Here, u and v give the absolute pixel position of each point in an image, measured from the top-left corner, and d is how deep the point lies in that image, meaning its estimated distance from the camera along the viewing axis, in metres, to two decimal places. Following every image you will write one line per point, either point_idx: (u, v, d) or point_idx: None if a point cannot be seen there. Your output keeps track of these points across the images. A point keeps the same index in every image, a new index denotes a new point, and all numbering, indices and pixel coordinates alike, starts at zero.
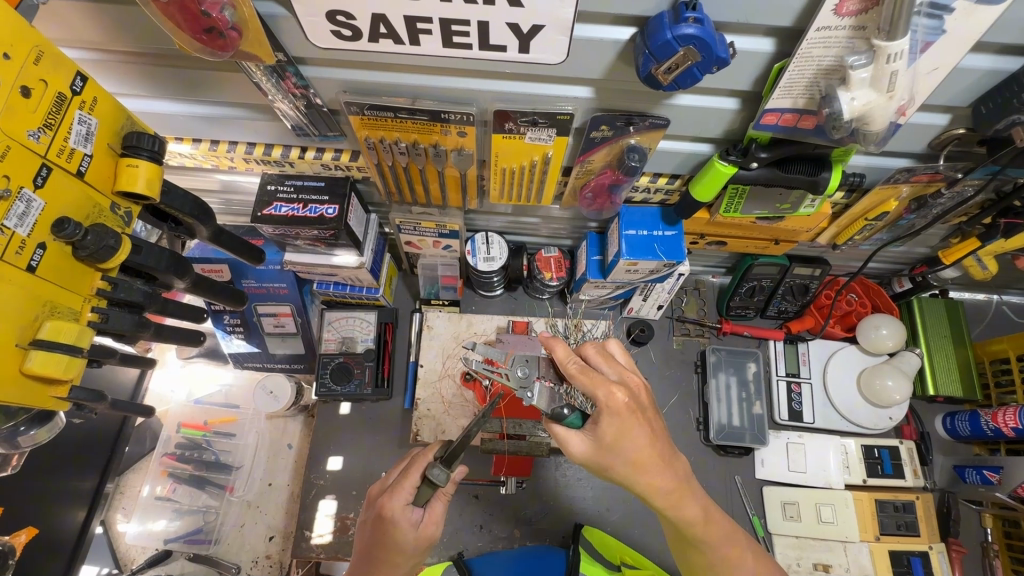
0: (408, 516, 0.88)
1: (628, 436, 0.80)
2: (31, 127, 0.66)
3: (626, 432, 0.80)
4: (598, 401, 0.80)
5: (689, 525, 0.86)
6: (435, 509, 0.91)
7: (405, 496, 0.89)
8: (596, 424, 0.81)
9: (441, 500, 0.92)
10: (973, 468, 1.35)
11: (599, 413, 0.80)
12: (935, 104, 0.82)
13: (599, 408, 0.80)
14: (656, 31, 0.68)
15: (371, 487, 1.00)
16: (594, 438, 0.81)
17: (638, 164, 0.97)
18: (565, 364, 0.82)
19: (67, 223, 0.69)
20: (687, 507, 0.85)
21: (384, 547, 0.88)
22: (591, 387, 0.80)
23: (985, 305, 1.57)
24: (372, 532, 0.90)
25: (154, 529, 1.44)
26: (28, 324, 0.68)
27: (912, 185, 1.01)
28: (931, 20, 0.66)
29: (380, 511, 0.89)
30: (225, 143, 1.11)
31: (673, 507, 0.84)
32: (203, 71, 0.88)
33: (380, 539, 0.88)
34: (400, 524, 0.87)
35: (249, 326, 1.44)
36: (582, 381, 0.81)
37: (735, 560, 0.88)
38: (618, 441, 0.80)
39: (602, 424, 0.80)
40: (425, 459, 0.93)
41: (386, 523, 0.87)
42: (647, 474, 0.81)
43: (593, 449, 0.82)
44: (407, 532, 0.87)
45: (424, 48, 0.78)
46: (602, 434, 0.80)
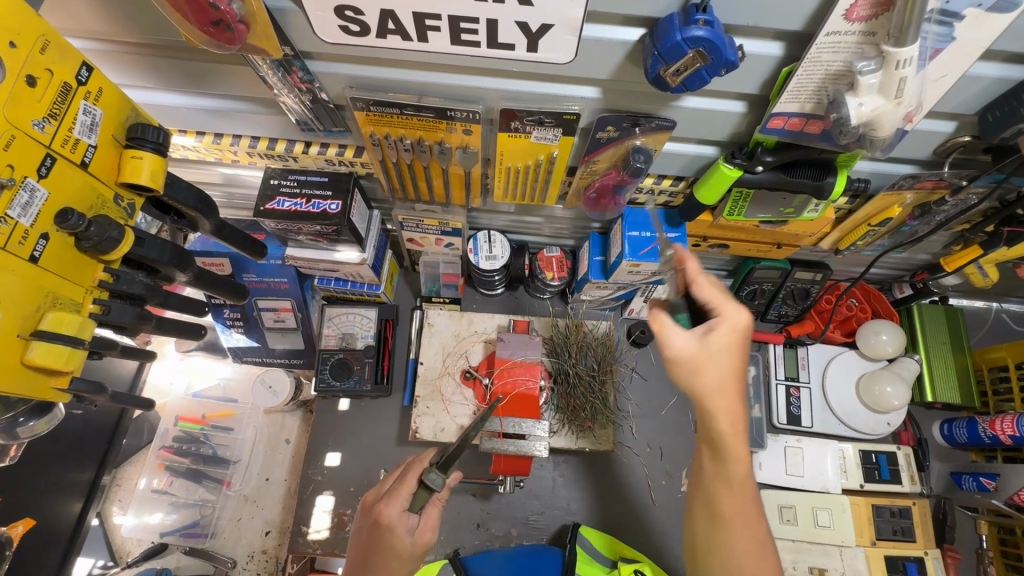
0: (405, 522, 0.87)
1: (727, 351, 0.79)
2: (36, 117, 0.66)
3: (734, 350, 0.80)
4: (720, 315, 0.80)
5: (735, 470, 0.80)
6: (431, 515, 0.90)
7: (402, 503, 0.88)
8: (702, 333, 0.80)
9: (437, 507, 0.91)
10: (970, 476, 1.35)
11: (715, 319, 0.80)
12: (942, 111, 0.82)
13: (719, 314, 0.81)
14: (665, 32, 0.68)
15: (365, 494, 0.98)
16: (701, 344, 0.79)
17: (644, 165, 0.97)
18: (700, 279, 0.84)
19: (71, 214, 0.69)
20: (740, 453, 0.80)
21: (380, 554, 0.86)
22: (718, 299, 0.82)
23: (984, 312, 1.57)
24: (366, 539, 0.88)
25: (150, 522, 1.44)
26: (31, 315, 0.68)
27: (917, 192, 1.01)
28: (942, 27, 0.66)
29: (376, 518, 0.88)
30: (228, 136, 1.10)
31: (730, 447, 0.79)
32: (208, 63, 0.87)
33: (375, 545, 0.86)
34: (396, 529, 0.86)
35: (249, 321, 1.44)
36: (709, 289, 0.83)
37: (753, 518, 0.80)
38: (711, 351, 0.79)
39: (715, 330, 0.79)
40: (420, 465, 0.93)
41: (382, 530, 0.86)
42: (722, 398, 0.79)
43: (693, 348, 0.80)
44: (403, 538, 0.86)
45: (432, 45, 0.78)
46: (708, 337, 0.79)
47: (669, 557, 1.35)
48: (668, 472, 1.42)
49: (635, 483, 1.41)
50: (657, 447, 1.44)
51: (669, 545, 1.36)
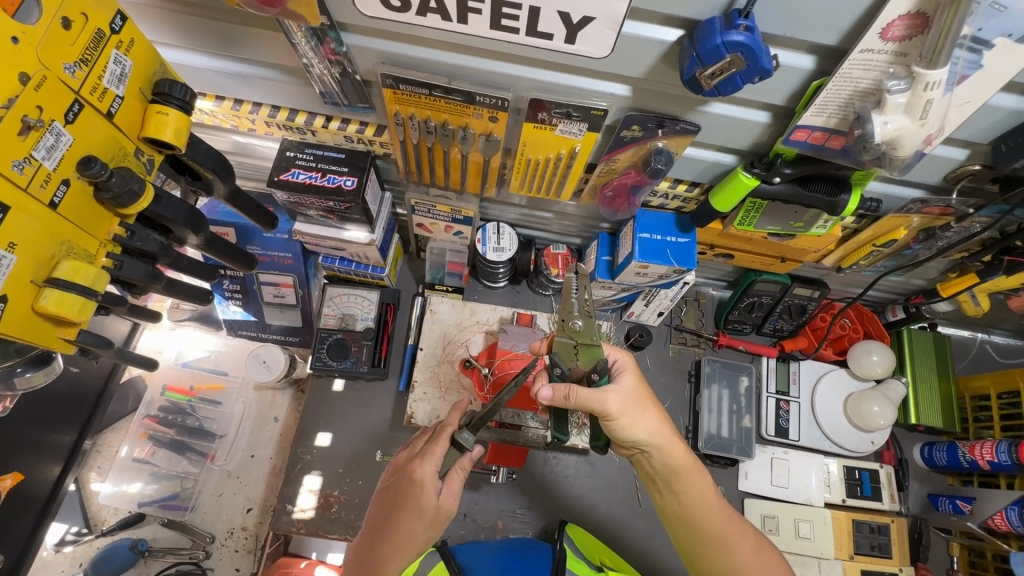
0: (435, 484, 0.90)
1: (640, 391, 0.93)
2: (68, 61, 0.65)
3: (642, 386, 0.94)
4: (620, 358, 0.96)
5: (699, 485, 0.96)
6: (454, 482, 0.93)
7: (436, 464, 0.91)
8: (622, 376, 0.93)
9: (459, 474, 0.94)
10: (946, 498, 1.40)
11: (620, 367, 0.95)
12: (958, 138, 0.85)
13: (619, 358, 0.97)
14: (705, 35, 0.69)
15: (395, 453, 1.00)
16: (627, 390, 0.91)
17: (664, 167, 0.98)
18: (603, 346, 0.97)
19: (94, 162, 0.68)
20: (699, 472, 0.97)
21: (407, 510, 0.89)
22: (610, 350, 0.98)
23: (969, 342, 1.62)
24: (395, 493, 0.92)
25: (128, 491, 1.40)
26: (45, 261, 0.67)
27: (923, 217, 1.05)
28: (971, 54, 0.68)
29: (409, 474, 0.91)
30: (248, 103, 1.09)
31: (690, 474, 0.95)
32: (241, 26, 0.86)
33: (403, 501, 0.90)
34: (427, 488, 0.89)
35: (248, 293, 1.42)
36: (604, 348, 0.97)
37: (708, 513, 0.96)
38: (636, 401, 0.91)
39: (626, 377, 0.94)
40: (451, 427, 0.96)
41: (414, 486, 0.89)
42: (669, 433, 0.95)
43: (624, 400, 0.89)
44: (432, 498, 0.89)
45: (471, 28, 0.78)
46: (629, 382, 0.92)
47: (653, 559, 1.36)
48: None
49: (623, 485, 1.41)
50: None
51: (652, 545, 1.37)
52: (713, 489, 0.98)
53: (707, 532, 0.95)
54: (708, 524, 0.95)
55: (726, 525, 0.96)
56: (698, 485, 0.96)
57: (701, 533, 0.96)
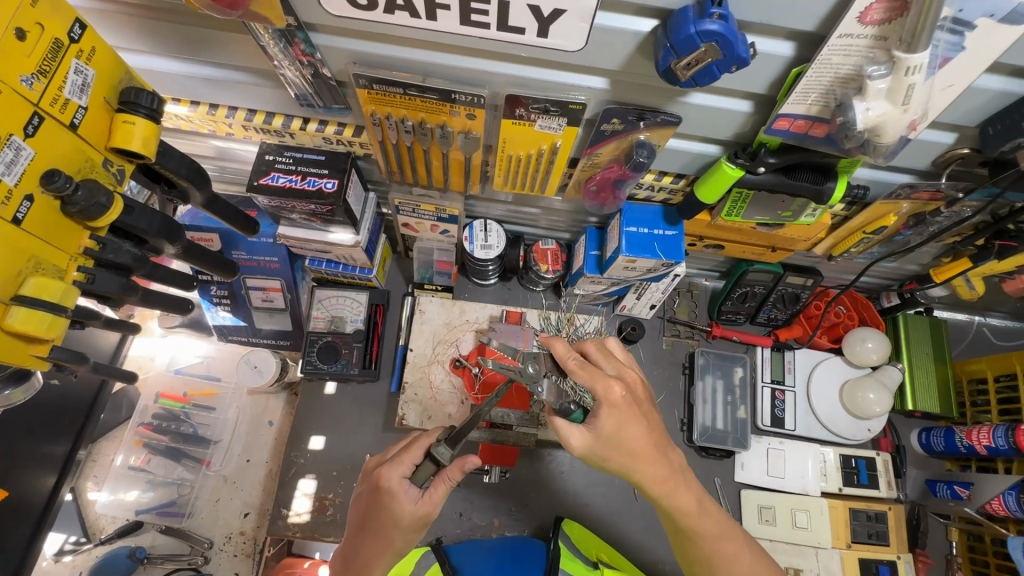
0: (407, 490, 0.89)
1: (624, 425, 0.86)
2: (24, 73, 0.63)
3: (621, 419, 0.86)
4: (600, 392, 0.87)
5: (686, 518, 0.90)
6: (436, 491, 0.89)
7: (403, 470, 0.90)
8: (599, 417, 0.86)
9: (445, 484, 0.90)
10: (945, 484, 1.39)
11: (598, 407, 0.87)
12: (945, 122, 0.83)
13: (602, 397, 0.87)
14: (679, 24, 0.67)
15: (368, 460, 1.00)
16: (596, 433, 0.85)
17: (647, 160, 0.96)
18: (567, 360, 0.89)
19: (57, 176, 0.66)
20: (683, 499, 0.89)
21: (381, 517, 0.89)
22: (594, 382, 0.87)
23: (967, 325, 1.60)
24: (370, 501, 0.91)
25: (124, 499, 1.40)
26: (12, 279, 0.66)
27: (913, 202, 1.03)
28: (953, 36, 0.66)
29: (378, 482, 0.90)
30: (223, 107, 1.07)
31: (676, 508, 0.89)
32: (208, 30, 0.85)
33: (377, 510, 0.89)
34: (397, 495, 0.88)
35: (236, 299, 1.41)
36: (581, 375, 0.88)
37: (702, 536, 0.91)
38: (612, 442, 0.86)
39: (601, 418, 0.86)
40: (428, 439, 0.94)
41: (383, 493, 0.89)
42: (645, 466, 0.86)
43: (593, 445, 0.86)
44: (404, 505, 0.88)
45: (441, 24, 0.76)
46: (602, 427, 0.85)
47: (649, 553, 1.36)
48: None
49: (619, 479, 1.41)
50: None
51: (648, 538, 1.37)
52: (697, 518, 0.90)
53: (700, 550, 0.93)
54: (695, 549, 0.93)
55: (710, 551, 0.92)
56: (684, 517, 0.90)
57: (689, 552, 0.95)
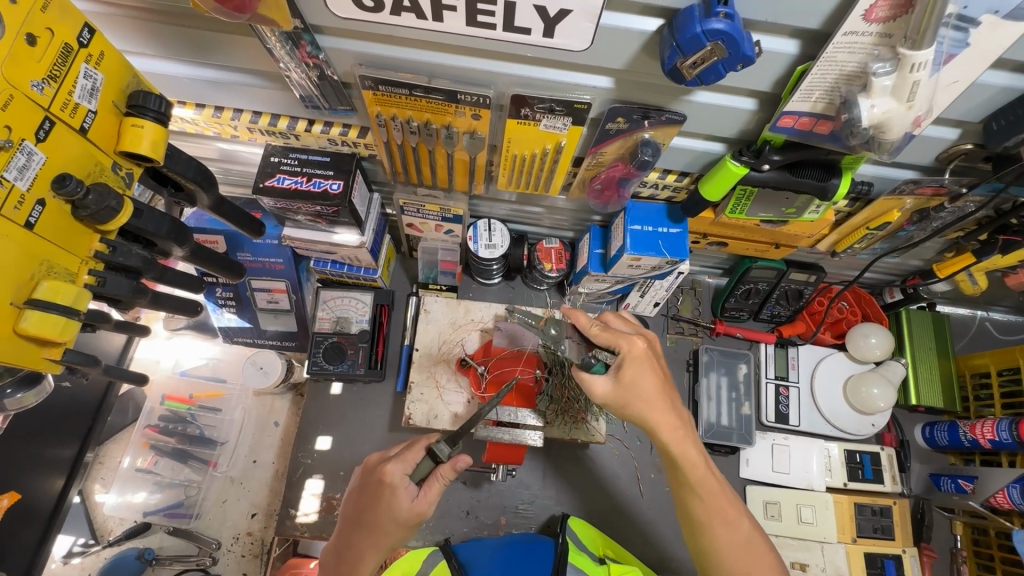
0: (406, 486, 0.90)
1: (641, 379, 0.90)
2: (35, 77, 0.64)
3: (641, 373, 0.91)
4: (624, 348, 0.92)
5: (691, 471, 0.91)
6: (431, 489, 0.90)
7: (406, 467, 0.91)
8: (619, 370, 0.91)
9: (439, 483, 0.91)
10: (949, 477, 1.40)
11: (621, 361, 0.92)
12: (948, 118, 0.83)
13: (621, 347, 0.92)
14: (685, 24, 0.67)
15: (371, 455, 1.01)
16: (617, 382, 0.91)
17: (651, 159, 0.96)
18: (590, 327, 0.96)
19: (69, 180, 0.67)
20: (692, 456, 0.91)
21: (379, 510, 0.90)
22: (616, 337, 0.93)
23: (969, 320, 1.61)
24: (370, 495, 0.92)
25: (133, 501, 1.42)
26: (25, 282, 0.66)
27: (916, 198, 1.03)
28: (958, 32, 0.67)
29: (380, 476, 0.91)
30: (228, 110, 1.07)
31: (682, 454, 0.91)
32: (213, 33, 0.85)
33: (376, 502, 0.91)
34: (397, 490, 0.89)
35: (241, 301, 1.41)
36: (604, 337, 0.94)
37: (704, 492, 0.91)
38: (630, 390, 0.90)
39: (623, 370, 0.91)
40: (429, 436, 0.96)
41: (384, 488, 0.90)
42: (659, 411, 0.91)
43: (613, 392, 0.91)
44: (402, 501, 0.89)
45: (448, 25, 0.77)
46: (621, 377, 0.91)
47: (656, 550, 1.36)
48: (657, 466, 1.42)
49: (622, 476, 1.42)
50: (647, 442, 1.44)
51: (655, 536, 1.37)
52: (704, 472, 0.91)
53: (698, 509, 0.92)
54: (696, 507, 0.92)
55: (711, 511, 0.91)
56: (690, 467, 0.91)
57: (690, 513, 0.93)
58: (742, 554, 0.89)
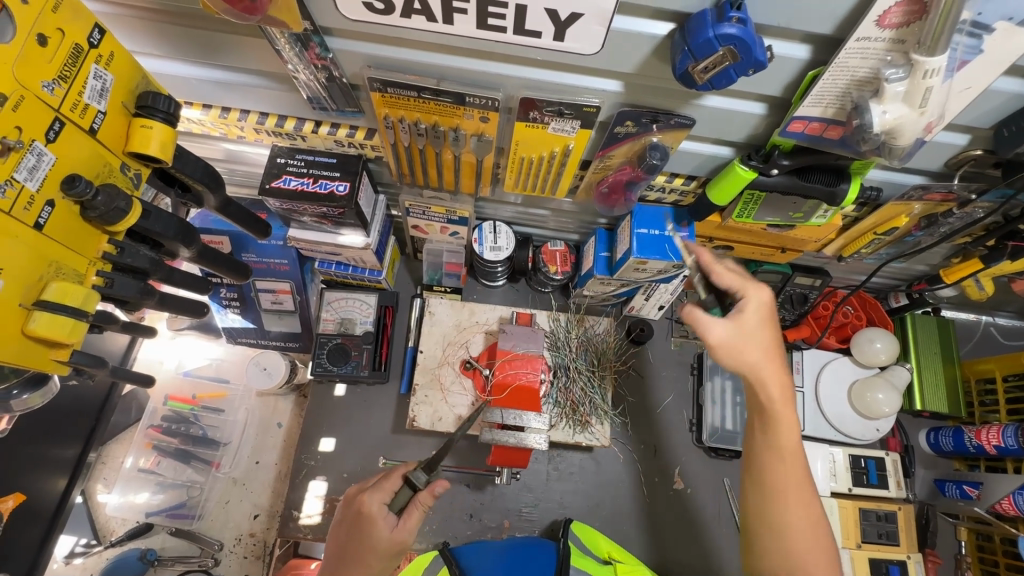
0: (385, 517, 0.90)
1: (760, 330, 0.86)
2: (46, 78, 0.64)
3: (764, 327, 0.86)
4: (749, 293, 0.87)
5: (784, 436, 0.84)
6: (410, 518, 0.90)
7: (383, 496, 0.92)
8: (741, 316, 0.86)
9: (418, 510, 0.92)
10: (953, 483, 1.39)
11: (745, 303, 0.87)
12: (958, 124, 0.83)
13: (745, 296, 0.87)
14: (697, 28, 0.67)
15: (348, 488, 1.00)
16: (738, 325, 0.85)
17: (660, 162, 0.96)
18: (718, 268, 0.90)
19: (78, 181, 0.67)
20: (790, 421, 0.84)
21: (359, 542, 0.88)
22: (738, 282, 0.89)
23: (974, 325, 1.61)
24: (347, 529, 0.91)
25: (135, 501, 1.42)
26: (33, 284, 0.66)
27: (925, 204, 1.03)
28: (971, 39, 0.67)
29: (359, 507, 0.91)
30: (235, 111, 1.07)
31: (778, 419, 0.84)
32: (223, 34, 0.85)
33: (356, 534, 0.89)
34: (376, 520, 0.89)
35: (246, 301, 1.40)
36: (732, 277, 0.89)
37: (790, 464, 0.83)
38: (745, 337, 0.85)
39: (746, 315, 0.86)
40: (402, 466, 0.97)
41: (363, 519, 0.89)
42: (777, 365, 0.85)
43: (728, 334, 0.85)
44: (381, 530, 0.88)
45: (457, 28, 0.77)
46: (744, 317, 0.85)
47: (660, 554, 1.36)
48: (661, 470, 1.43)
49: (627, 480, 1.41)
50: (652, 446, 1.45)
51: (659, 539, 1.37)
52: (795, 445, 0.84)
53: (769, 474, 0.84)
54: (770, 476, 0.84)
55: (793, 480, 0.83)
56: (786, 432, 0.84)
57: (761, 481, 0.84)
58: (803, 544, 0.80)
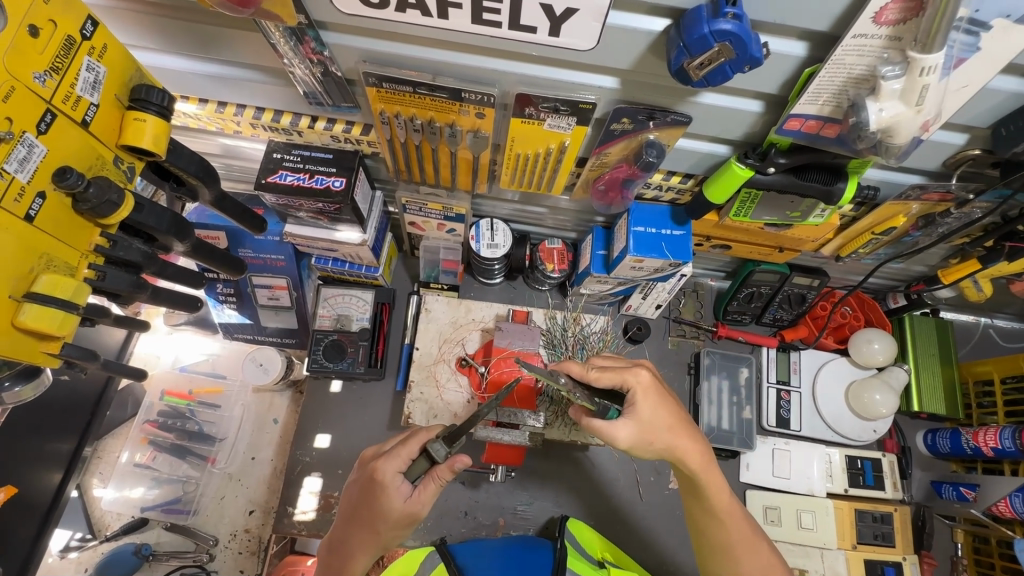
0: (399, 486, 0.89)
1: (658, 412, 0.89)
2: (37, 70, 0.64)
3: (659, 408, 0.90)
4: (634, 380, 0.90)
5: (716, 498, 0.94)
6: (425, 490, 0.90)
7: (398, 464, 0.90)
8: (636, 408, 0.89)
9: (433, 484, 0.90)
10: (950, 485, 1.38)
11: (634, 396, 0.89)
12: (957, 122, 0.83)
13: (633, 387, 0.90)
14: (692, 24, 0.67)
15: (366, 450, 1.00)
16: (637, 422, 0.88)
17: (656, 160, 0.96)
18: (593, 374, 0.91)
19: (69, 173, 0.66)
20: (717, 484, 0.93)
21: (372, 509, 0.89)
22: (622, 375, 0.91)
23: (973, 327, 1.60)
24: (362, 493, 0.91)
25: (130, 496, 1.41)
26: (23, 276, 0.66)
27: (922, 203, 1.03)
28: (969, 36, 0.66)
29: (372, 473, 0.91)
30: (232, 105, 1.07)
31: (709, 485, 0.93)
32: (218, 28, 0.85)
33: (369, 502, 0.90)
34: (389, 489, 0.88)
35: (242, 297, 1.40)
36: (608, 376, 0.91)
37: (728, 523, 0.95)
38: (651, 425, 0.88)
39: (638, 405, 0.89)
40: (424, 433, 0.94)
41: (376, 486, 0.89)
42: (685, 438, 0.90)
43: (637, 434, 0.88)
44: (394, 500, 0.88)
45: (452, 23, 0.76)
46: (641, 413, 0.88)
47: (654, 553, 1.36)
48: (657, 468, 1.41)
49: (612, 480, 1.41)
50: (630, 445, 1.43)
51: (654, 538, 1.37)
52: (728, 505, 0.95)
53: (714, 532, 0.96)
54: (721, 533, 0.96)
55: (736, 538, 0.95)
56: (717, 494, 0.93)
57: (708, 538, 0.97)
58: None
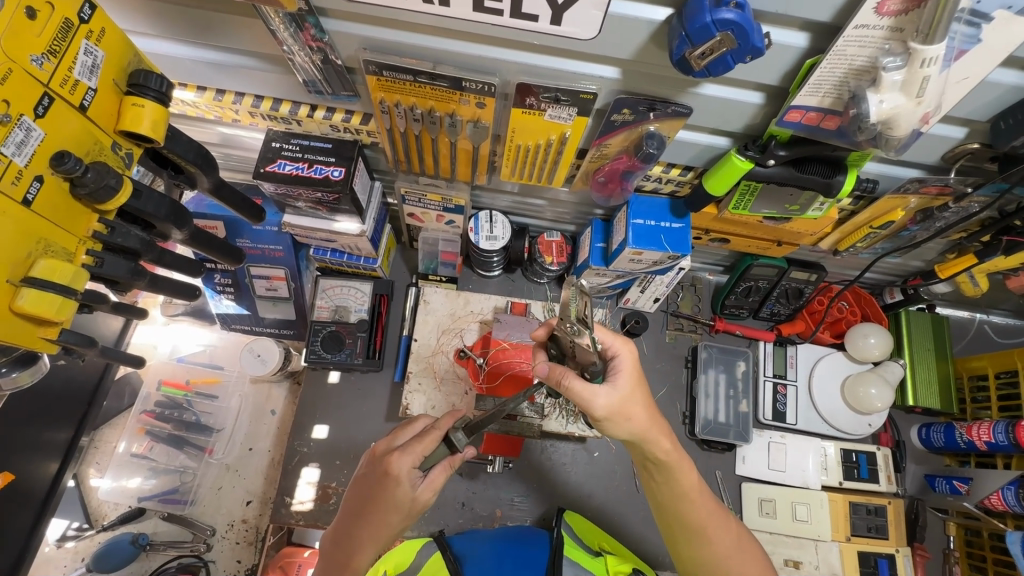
0: (412, 480, 0.88)
1: (634, 392, 0.87)
2: (34, 52, 0.63)
3: (638, 387, 0.88)
4: (619, 355, 0.88)
5: (685, 479, 0.93)
6: (437, 477, 0.91)
7: (414, 460, 0.88)
8: (617, 379, 0.86)
9: (444, 471, 0.92)
10: (943, 479, 1.40)
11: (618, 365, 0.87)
12: (956, 116, 0.83)
13: (617, 354, 0.89)
14: (694, 13, 0.66)
15: (377, 443, 0.97)
16: (618, 391, 0.85)
17: (656, 152, 0.96)
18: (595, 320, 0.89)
19: (68, 157, 0.66)
20: (685, 465, 0.92)
21: (381, 501, 0.89)
22: (611, 340, 0.89)
23: (968, 322, 1.61)
24: (373, 485, 0.90)
25: (127, 486, 1.39)
26: (21, 261, 0.66)
27: (920, 197, 1.03)
28: (970, 28, 0.67)
29: (386, 468, 0.89)
30: (230, 93, 1.06)
31: (676, 466, 0.91)
32: (218, 13, 0.84)
33: (381, 495, 0.89)
34: (402, 483, 0.87)
35: (240, 288, 1.40)
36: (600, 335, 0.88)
37: (696, 503, 0.93)
38: (627, 399, 0.85)
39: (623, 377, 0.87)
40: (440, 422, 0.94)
41: (389, 480, 0.88)
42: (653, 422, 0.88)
43: (615, 402, 0.84)
44: (406, 494, 0.88)
45: (454, 10, 0.76)
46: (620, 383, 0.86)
47: (649, 544, 1.36)
48: None
49: (606, 472, 1.42)
50: None
51: (649, 530, 1.37)
52: (697, 484, 0.94)
53: (688, 513, 0.93)
54: (692, 515, 0.93)
55: (707, 517, 0.94)
56: (685, 475, 0.92)
57: (684, 521, 0.94)
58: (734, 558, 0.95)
